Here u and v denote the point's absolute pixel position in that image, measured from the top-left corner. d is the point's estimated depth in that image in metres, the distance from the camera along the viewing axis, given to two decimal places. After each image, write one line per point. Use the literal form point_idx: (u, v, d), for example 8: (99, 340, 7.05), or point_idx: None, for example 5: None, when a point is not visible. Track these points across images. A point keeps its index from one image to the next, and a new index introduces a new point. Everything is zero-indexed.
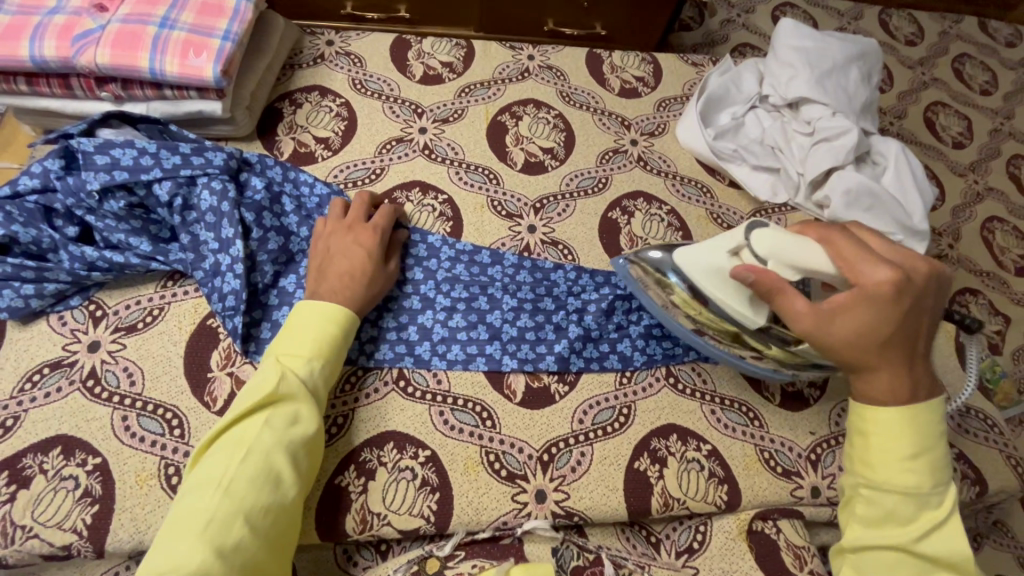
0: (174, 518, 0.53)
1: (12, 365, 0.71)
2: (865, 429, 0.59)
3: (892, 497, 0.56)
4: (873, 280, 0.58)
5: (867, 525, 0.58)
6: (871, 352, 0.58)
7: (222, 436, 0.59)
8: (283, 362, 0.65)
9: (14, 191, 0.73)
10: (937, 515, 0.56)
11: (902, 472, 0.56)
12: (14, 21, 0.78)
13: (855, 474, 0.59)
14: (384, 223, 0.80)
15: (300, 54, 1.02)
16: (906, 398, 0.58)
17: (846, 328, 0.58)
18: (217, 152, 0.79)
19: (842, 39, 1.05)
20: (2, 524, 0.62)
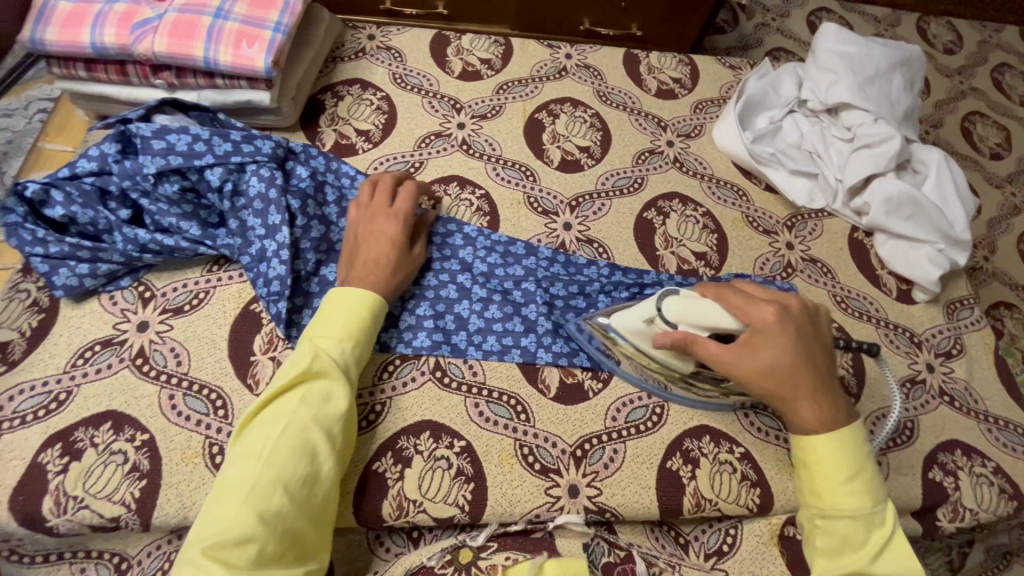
0: (216, 491, 0.55)
1: (64, 342, 0.73)
2: (809, 462, 0.65)
3: (841, 523, 0.61)
4: (761, 319, 0.67)
5: (825, 556, 0.63)
6: (781, 382, 0.65)
7: (261, 412, 0.61)
8: (315, 343, 0.66)
9: (73, 173, 0.74)
10: (881, 539, 0.61)
11: (846, 498, 0.62)
12: (76, 9, 0.81)
13: (804, 504, 0.66)
14: (407, 206, 0.79)
15: (342, 48, 1.04)
16: (828, 420, 0.65)
17: (748, 364, 0.66)
18: (265, 141, 0.81)
19: (885, 44, 1.03)
20: (55, 494, 0.64)
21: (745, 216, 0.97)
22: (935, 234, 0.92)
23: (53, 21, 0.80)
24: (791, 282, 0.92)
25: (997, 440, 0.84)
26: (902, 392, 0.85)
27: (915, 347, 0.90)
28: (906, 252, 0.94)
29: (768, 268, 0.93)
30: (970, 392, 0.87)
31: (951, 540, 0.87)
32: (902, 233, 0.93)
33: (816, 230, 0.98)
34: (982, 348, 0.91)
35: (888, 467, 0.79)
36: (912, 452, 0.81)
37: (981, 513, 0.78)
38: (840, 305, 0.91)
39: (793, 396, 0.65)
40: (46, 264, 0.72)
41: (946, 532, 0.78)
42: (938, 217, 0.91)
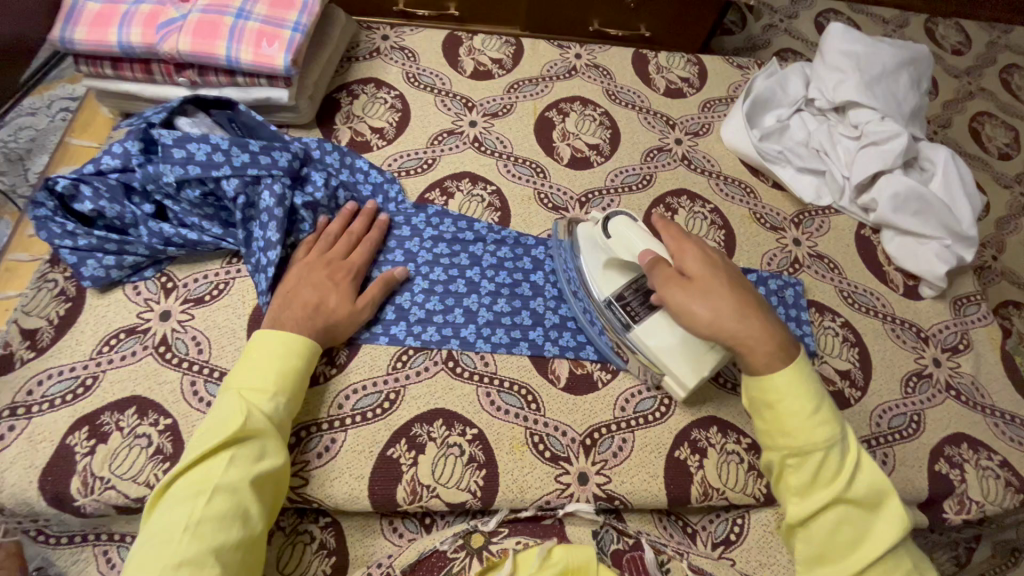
0: (135, 562, 0.52)
1: (91, 330, 0.75)
2: (772, 400, 0.62)
3: (810, 458, 0.59)
4: (711, 255, 0.70)
5: (798, 495, 0.59)
6: (730, 310, 0.65)
7: (183, 474, 0.58)
8: (246, 398, 0.64)
9: (98, 169, 0.77)
10: (848, 467, 0.59)
11: (812, 431, 0.59)
12: (103, 9, 0.84)
13: (768, 448, 0.63)
14: (361, 259, 0.80)
15: (357, 48, 1.06)
16: (783, 348, 0.63)
17: (695, 292, 0.66)
18: (283, 152, 0.82)
19: (893, 44, 1.05)
20: (82, 475, 0.66)
21: (752, 212, 0.99)
22: (943, 231, 0.93)
23: (82, 21, 0.83)
24: (798, 277, 0.93)
25: (1003, 434, 0.84)
26: (908, 385, 0.86)
27: (921, 342, 0.91)
28: (913, 248, 0.95)
29: (775, 263, 0.94)
30: (977, 387, 0.88)
31: (959, 534, 0.88)
32: (910, 230, 0.95)
33: (824, 227, 0.99)
34: (989, 344, 0.92)
35: (894, 459, 0.80)
36: (918, 445, 0.82)
37: (987, 505, 0.79)
38: (847, 300, 0.92)
39: (745, 322, 0.64)
40: (75, 256, 0.75)
41: (953, 525, 0.79)
42: (945, 214, 0.93)
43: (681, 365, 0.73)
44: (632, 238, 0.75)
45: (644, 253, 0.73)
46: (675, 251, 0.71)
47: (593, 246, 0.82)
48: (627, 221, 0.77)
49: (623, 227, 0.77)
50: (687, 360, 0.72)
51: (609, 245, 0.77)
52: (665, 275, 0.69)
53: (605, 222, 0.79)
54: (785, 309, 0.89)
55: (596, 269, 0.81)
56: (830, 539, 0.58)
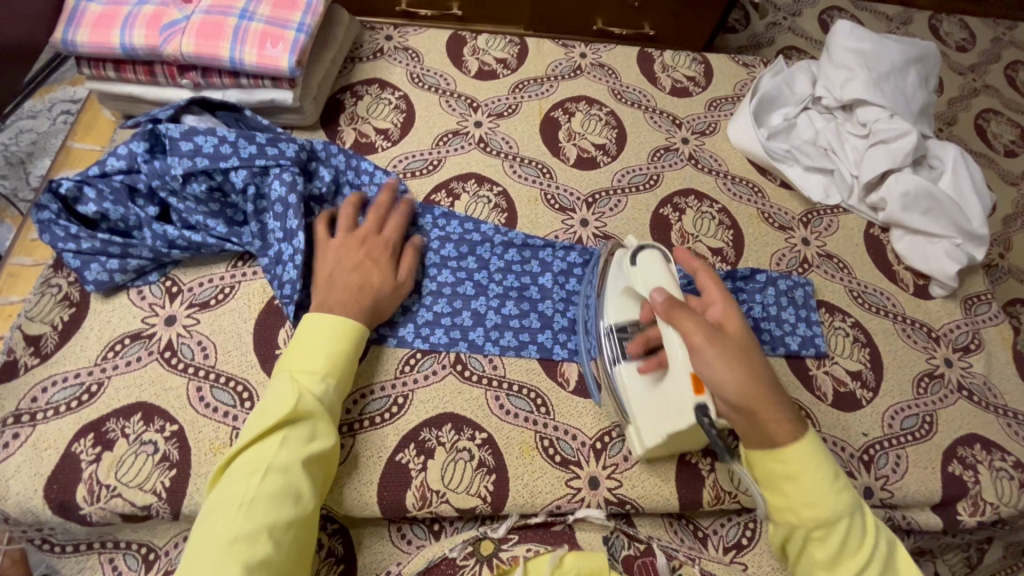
0: (196, 535, 0.54)
1: (95, 335, 0.74)
2: (793, 474, 0.60)
3: (836, 529, 0.58)
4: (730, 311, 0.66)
5: (826, 570, 0.58)
6: (758, 372, 0.62)
7: (242, 454, 0.60)
8: (298, 379, 0.65)
9: (103, 171, 0.76)
10: (871, 536, 0.59)
11: (835, 502, 0.59)
12: (106, 11, 0.83)
13: (787, 523, 0.61)
14: (395, 236, 0.81)
15: (361, 48, 1.05)
16: (797, 421, 0.63)
17: (732, 344, 0.62)
18: (290, 144, 0.81)
19: (900, 42, 1.04)
20: (88, 482, 0.66)
21: (760, 211, 0.98)
22: (953, 229, 0.93)
23: (84, 23, 0.82)
24: (807, 277, 0.92)
25: (1016, 435, 0.84)
26: (920, 386, 0.85)
27: (933, 342, 0.90)
28: (924, 247, 0.94)
29: (784, 263, 0.93)
30: (989, 387, 0.87)
31: (972, 535, 0.87)
32: (921, 228, 0.94)
33: (832, 227, 0.98)
34: (1000, 344, 0.91)
35: (907, 461, 0.79)
36: (930, 446, 0.81)
37: (1001, 507, 0.78)
38: (857, 300, 0.91)
39: (770, 389, 0.62)
40: (78, 260, 0.74)
41: (966, 527, 0.78)
42: (957, 213, 0.92)
43: (648, 423, 0.69)
44: (655, 271, 0.69)
45: (656, 289, 0.66)
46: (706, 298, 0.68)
47: (617, 270, 0.77)
48: (656, 253, 0.71)
49: (652, 260, 0.70)
50: (652, 419, 0.68)
51: (632, 273, 0.71)
52: (700, 319, 0.63)
53: (635, 250, 0.73)
54: (795, 310, 0.88)
55: (614, 293, 0.77)
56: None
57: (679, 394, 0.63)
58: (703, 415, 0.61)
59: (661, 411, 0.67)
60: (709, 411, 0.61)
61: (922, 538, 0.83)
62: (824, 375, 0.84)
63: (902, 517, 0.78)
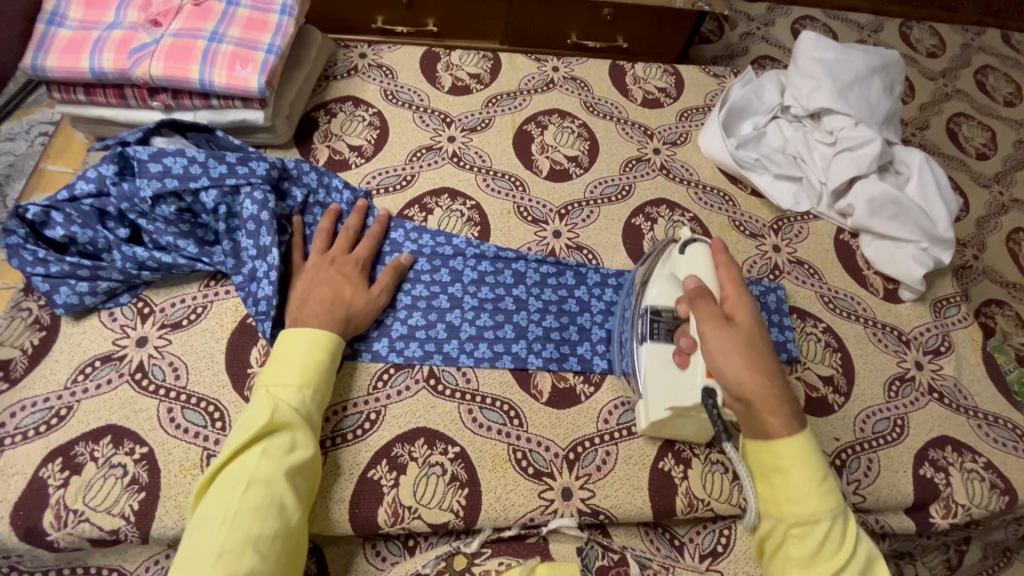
0: (182, 553, 0.53)
1: (65, 359, 0.74)
2: (782, 468, 0.60)
3: (817, 529, 0.57)
4: (749, 307, 0.68)
5: (798, 566, 0.57)
6: (761, 363, 0.64)
7: (221, 471, 0.60)
8: (273, 393, 0.65)
9: (72, 195, 0.76)
10: (851, 544, 0.57)
11: (818, 501, 0.58)
12: (75, 36, 0.84)
13: (770, 515, 0.61)
14: (366, 253, 0.82)
15: (335, 66, 1.06)
16: (797, 418, 0.62)
17: (737, 335, 0.65)
18: (261, 162, 0.81)
19: (864, 51, 1.06)
20: (56, 508, 0.65)
21: (732, 219, 0.99)
22: (920, 233, 0.94)
23: (53, 48, 0.82)
24: (779, 283, 0.93)
25: (986, 435, 0.85)
26: (891, 389, 0.86)
27: (903, 345, 0.91)
28: (892, 252, 0.95)
29: (756, 270, 0.94)
30: (959, 388, 0.88)
31: (948, 537, 0.88)
32: (888, 233, 0.95)
33: (802, 233, 0.99)
34: (970, 345, 0.93)
35: (879, 465, 0.80)
36: (902, 449, 0.82)
37: (973, 508, 0.79)
38: (828, 305, 0.93)
39: (771, 380, 0.63)
40: (47, 283, 0.74)
41: (940, 529, 0.79)
42: (922, 217, 0.93)
43: (657, 395, 0.72)
44: (698, 262, 0.75)
45: (690, 277, 0.74)
46: (726, 290, 0.71)
47: (663, 260, 0.81)
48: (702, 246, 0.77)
49: (698, 253, 0.76)
50: (662, 391, 0.72)
51: (677, 261, 0.78)
52: (714, 309, 0.68)
53: (686, 242, 0.79)
54: (767, 315, 0.89)
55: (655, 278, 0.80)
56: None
57: (693, 373, 0.69)
58: (709, 396, 0.66)
59: (673, 385, 0.71)
60: (715, 396, 0.66)
61: (898, 541, 0.83)
62: (796, 381, 0.85)
63: (875, 520, 0.78)
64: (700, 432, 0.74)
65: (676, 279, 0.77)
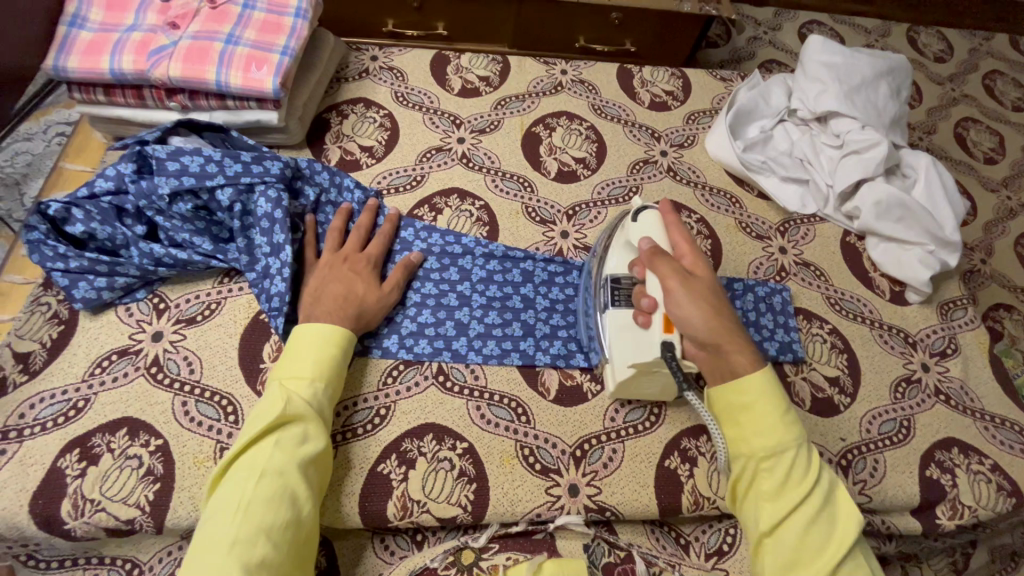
0: (197, 541, 0.54)
1: (83, 353, 0.76)
2: (747, 404, 0.63)
3: (782, 459, 0.60)
4: (702, 263, 0.71)
5: (770, 499, 0.60)
6: (723, 313, 0.67)
7: (235, 461, 0.61)
8: (286, 385, 0.67)
9: (91, 192, 0.78)
10: (815, 470, 0.60)
11: (782, 434, 0.61)
12: (96, 37, 0.86)
13: (740, 456, 0.63)
14: (377, 251, 0.84)
15: (347, 69, 1.08)
16: (758, 355, 0.66)
17: (700, 288, 0.68)
18: (274, 161, 0.82)
19: (871, 55, 1.07)
20: (73, 498, 0.67)
21: (737, 221, 1.00)
22: (927, 236, 0.94)
23: (74, 49, 0.84)
24: (785, 284, 0.94)
25: (994, 438, 0.85)
26: (897, 391, 0.87)
27: (910, 347, 0.91)
28: (899, 255, 0.96)
29: (762, 271, 0.95)
30: (966, 391, 0.89)
31: (954, 540, 0.88)
32: (894, 235, 0.96)
33: (809, 236, 1.00)
34: (977, 348, 0.93)
35: (885, 465, 0.80)
36: (908, 450, 0.82)
37: (980, 510, 0.79)
38: (834, 307, 0.93)
39: (732, 327, 0.67)
40: (66, 279, 0.76)
41: (946, 530, 0.79)
42: (929, 221, 0.94)
43: (621, 354, 0.74)
44: (651, 226, 0.76)
45: (644, 239, 0.74)
46: (681, 250, 0.73)
47: (617, 231, 0.82)
48: (654, 212, 0.78)
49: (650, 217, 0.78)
50: (626, 351, 0.73)
51: (630, 228, 0.78)
52: (675, 264, 0.70)
53: (638, 209, 0.80)
54: (773, 315, 0.90)
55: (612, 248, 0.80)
56: (801, 543, 0.57)
57: (654, 331, 0.71)
58: (668, 350, 0.68)
59: (636, 344, 0.72)
60: (674, 349, 0.68)
61: (903, 542, 0.83)
62: (802, 381, 0.85)
63: (881, 521, 0.79)
64: (664, 391, 0.77)
65: (631, 244, 0.78)
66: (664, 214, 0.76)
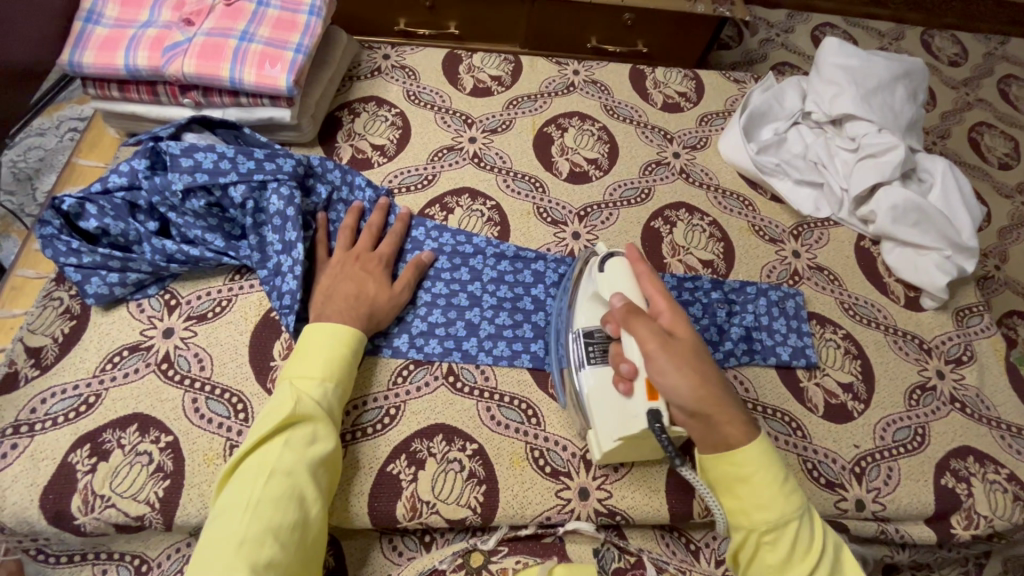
0: (205, 540, 0.54)
1: (94, 348, 0.76)
2: (745, 476, 0.59)
3: (785, 532, 0.57)
4: (682, 321, 0.65)
5: (775, 573, 0.57)
6: (711, 378, 0.61)
7: (244, 461, 0.61)
8: (296, 385, 0.66)
9: (105, 188, 0.78)
10: (819, 540, 0.58)
11: (783, 506, 0.57)
12: (111, 33, 0.86)
13: (739, 527, 0.60)
14: (388, 251, 0.83)
15: (359, 67, 1.08)
16: (751, 421, 0.61)
17: (684, 351, 0.62)
18: (287, 159, 0.82)
19: (887, 58, 1.06)
20: (83, 493, 0.67)
21: (751, 224, 0.99)
22: (943, 241, 0.93)
23: (90, 45, 0.85)
24: (798, 288, 0.93)
25: (1010, 448, 0.83)
26: (912, 398, 0.85)
27: (924, 353, 0.90)
28: (914, 260, 0.95)
29: (775, 275, 0.94)
30: (981, 398, 0.87)
31: (968, 550, 0.86)
32: (910, 241, 0.94)
33: (823, 239, 0.99)
34: (993, 356, 0.92)
35: (899, 473, 0.79)
36: (923, 458, 0.81)
37: (996, 520, 0.77)
38: (848, 312, 0.92)
39: (722, 392, 0.61)
40: (79, 274, 0.76)
41: (961, 541, 0.78)
42: (945, 225, 0.93)
43: (605, 425, 0.69)
44: (619, 278, 0.71)
45: (616, 295, 0.69)
46: (656, 305, 0.67)
47: (588, 277, 0.77)
48: (623, 259, 0.73)
49: (618, 266, 0.73)
50: (610, 420, 0.68)
51: (598, 279, 0.74)
52: (654, 325, 0.63)
53: (604, 258, 0.76)
54: (786, 320, 0.89)
55: (582, 299, 0.77)
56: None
57: (637, 400, 0.65)
58: (655, 420, 0.62)
59: (619, 412, 0.67)
60: (662, 418, 0.63)
61: (916, 552, 0.82)
62: (815, 387, 0.84)
63: (894, 530, 0.77)
64: (653, 453, 0.72)
65: (602, 296, 0.73)
66: (634, 262, 0.72)
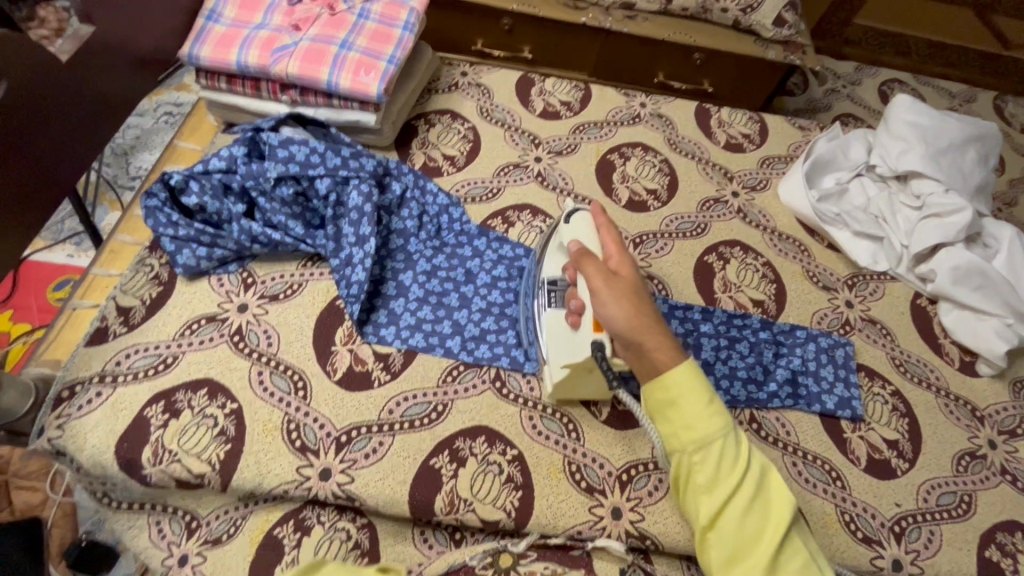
0: None
1: (176, 314, 0.82)
2: (672, 400, 0.60)
3: (712, 449, 0.58)
4: (624, 264, 0.69)
5: (705, 492, 0.57)
6: (646, 309, 0.64)
7: None
8: None
9: (206, 169, 0.85)
10: (744, 458, 0.58)
11: (710, 424, 0.58)
12: (228, 31, 0.95)
13: (672, 451, 0.60)
14: None
15: (438, 81, 1.14)
16: (679, 346, 0.62)
17: (625, 287, 0.66)
18: (369, 160, 0.90)
19: (961, 120, 1.06)
20: (154, 445, 0.72)
21: (805, 269, 0.99)
22: (1005, 309, 0.92)
23: (209, 40, 0.93)
24: (849, 338, 0.93)
25: None
26: (960, 464, 0.84)
27: (976, 421, 0.88)
28: (972, 324, 0.93)
29: (826, 322, 0.94)
30: None
31: None
32: (970, 304, 0.93)
33: (878, 293, 0.98)
34: None
35: (941, 539, 0.77)
36: (968, 527, 0.79)
37: None
38: (898, 368, 0.91)
39: (657, 322, 0.63)
40: (173, 244, 0.83)
41: None
42: (1010, 292, 0.91)
43: (556, 356, 0.75)
44: (582, 229, 0.77)
45: (575, 242, 0.74)
46: (608, 251, 0.72)
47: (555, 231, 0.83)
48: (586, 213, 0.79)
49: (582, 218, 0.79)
50: (559, 351, 0.74)
51: (563, 230, 0.79)
52: (601, 264, 0.69)
53: (570, 213, 0.81)
54: (834, 368, 0.89)
55: (550, 249, 0.83)
56: (739, 532, 0.56)
57: (584, 332, 0.70)
58: (597, 349, 0.67)
59: (568, 345, 0.73)
60: (605, 349, 0.67)
61: None
62: (858, 440, 0.83)
63: None
64: (598, 394, 0.79)
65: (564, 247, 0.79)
66: (595, 215, 0.76)
